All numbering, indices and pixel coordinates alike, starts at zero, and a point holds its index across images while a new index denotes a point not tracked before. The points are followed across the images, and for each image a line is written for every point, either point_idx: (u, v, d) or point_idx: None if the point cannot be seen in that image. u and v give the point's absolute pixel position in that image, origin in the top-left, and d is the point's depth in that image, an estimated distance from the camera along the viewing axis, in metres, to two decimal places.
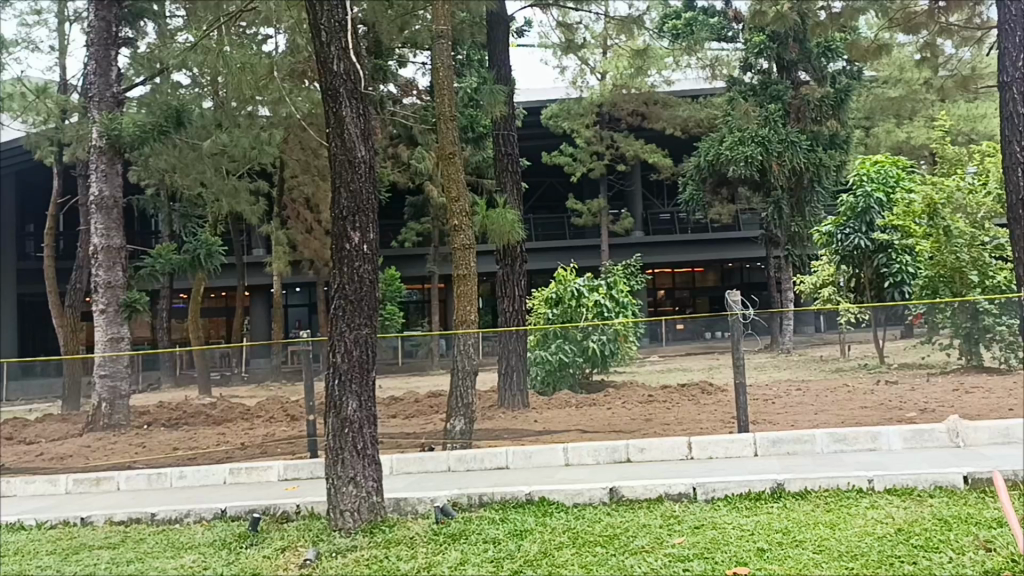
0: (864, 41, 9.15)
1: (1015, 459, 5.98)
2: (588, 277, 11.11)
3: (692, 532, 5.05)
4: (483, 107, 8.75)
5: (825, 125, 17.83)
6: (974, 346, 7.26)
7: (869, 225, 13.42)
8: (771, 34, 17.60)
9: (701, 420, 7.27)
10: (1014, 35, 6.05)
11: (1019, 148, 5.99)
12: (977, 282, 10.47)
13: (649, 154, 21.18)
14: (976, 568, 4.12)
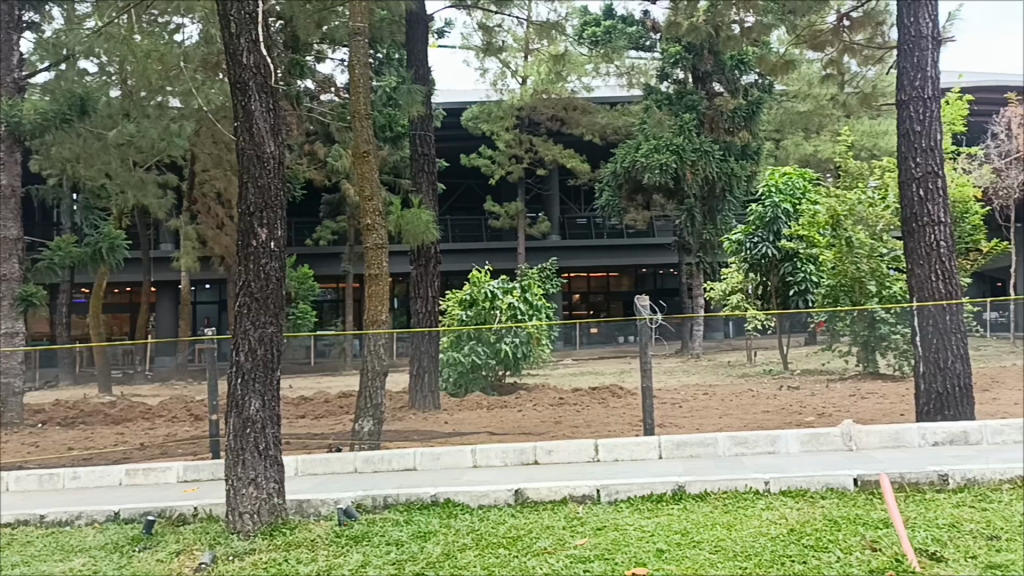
0: (772, 55, 9.38)
1: (903, 463, 6.23)
2: (503, 279, 11.17)
3: (594, 533, 5.12)
4: (399, 107, 8.66)
5: (737, 136, 18.41)
6: (870, 354, 7.64)
7: (776, 235, 13.79)
8: (687, 45, 17.98)
9: (609, 423, 7.37)
10: (911, 56, 6.93)
11: (913, 164, 6.89)
12: (875, 292, 10.97)
13: (566, 159, 21.35)
14: (862, 567, 4.28)
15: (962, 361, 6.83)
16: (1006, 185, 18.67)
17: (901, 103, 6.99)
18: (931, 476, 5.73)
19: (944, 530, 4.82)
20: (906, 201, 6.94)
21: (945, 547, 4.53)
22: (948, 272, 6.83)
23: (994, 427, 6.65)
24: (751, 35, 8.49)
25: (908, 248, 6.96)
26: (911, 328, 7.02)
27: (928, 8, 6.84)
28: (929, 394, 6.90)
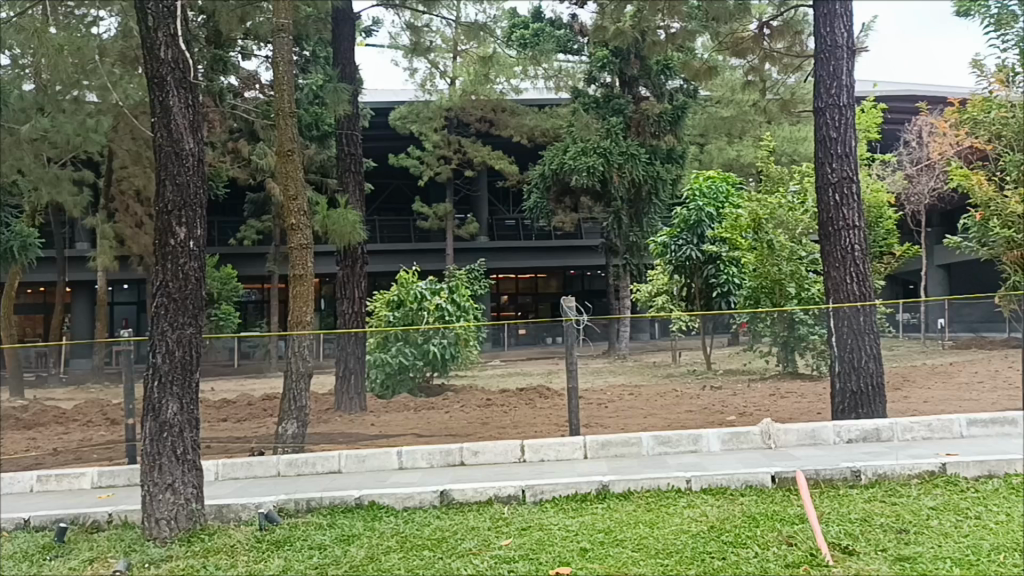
0: (695, 61, 9.56)
1: (819, 460, 6.40)
2: (430, 280, 11.13)
3: (519, 534, 5.13)
4: (325, 106, 8.56)
5: (662, 140, 18.74)
6: (790, 354, 7.69)
7: (700, 238, 14.07)
8: (613, 49, 18.20)
9: (535, 423, 7.42)
10: (827, 65, 7.14)
11: (829, 169, 7.09)
12: (794, 294, 11.32)
13: (495, 161, 21.40)
14: (779, 562, 4.39)
15: (875, 361, 7.06)
16: (917, 191, 19.41)
17: (818, 110, 7.19)
18: (844, 472, 5.91)
19: (856, 524, 4.98)
20: (823, 205, 7.15)
21: (857, 541, 4.68)
22: (862, 274, 7.06)
23: (905, 424, 6.90)
24: (674, 41, 8.62)
25: (825, 250, 7.15)
26: (827, 329, 7.19)
27: (843, 18, 7.05)
28: (844, 393, 7.11)
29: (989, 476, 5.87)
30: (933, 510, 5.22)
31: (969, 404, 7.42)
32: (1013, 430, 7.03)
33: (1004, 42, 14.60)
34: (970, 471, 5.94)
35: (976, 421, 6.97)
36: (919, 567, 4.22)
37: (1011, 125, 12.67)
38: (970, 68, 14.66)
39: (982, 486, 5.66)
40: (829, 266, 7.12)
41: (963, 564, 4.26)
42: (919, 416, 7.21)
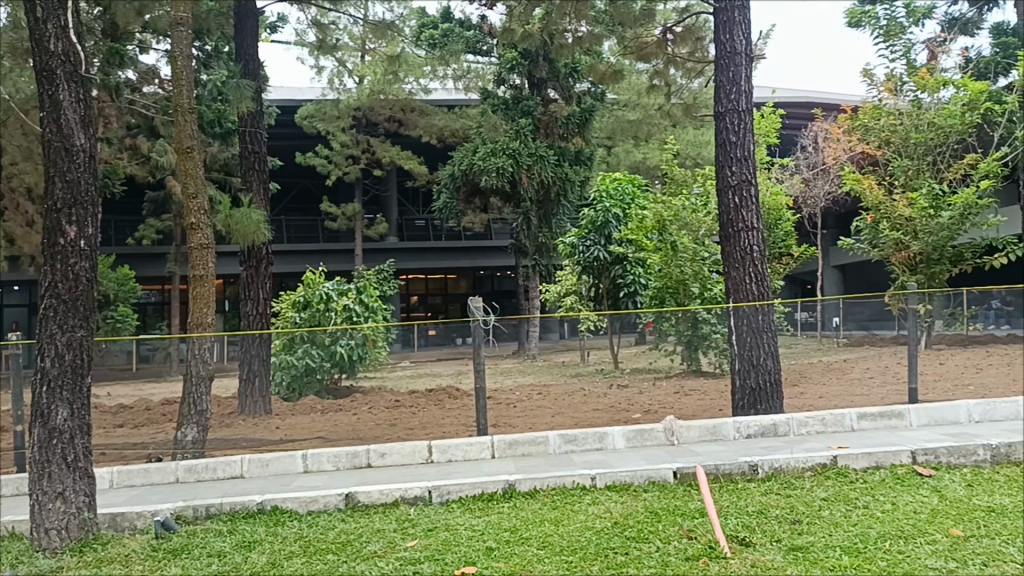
0: (601, 64, 9.69)
1: (719, 456, 6.58)
2: (337, 280, 10.94)
3: (425, 535, 5.12)
4: (228, 102, 8.35)
5: (571, 142, 18.98)
6: (694, 352, 7.88)
7: (607, 238, 14.30)
8: (522, 51, 18.28)
9: (443, 424, 7.33)
10: (727, 71, 7.33)
11: (730, 172, 7.28)
12: (698, 294, 11.60)
13: (404, 160, 21.30)
14: (679, 555, 4.49)
15: (773, 358, 7.27)
16: (814, 195, 20.13)
17: (719, 115, 7.37)
18: (742, 467, 6.08)
19: (752, 516, 5.14)
20: (723, 207, 7.33)
21: (753, 533, 4.83)
22: (760, 274, 7.27)
23: (800, 419, 7.15)
24: (582, 44, 8.70)
25: (726, 250, 7.33)
26: (728, 328, 7.38)
27: (741, 26, 7.26)
28: (743, 389, 7.30)
29: (877, 467, 6.13)
30: (825, 501, 5.43)
31: (861, 399, 7.72)
32: (899, 423, 7.36)
33: (892, 52, 15.33)
34: (859, 462, 6.19)
35: (865, 416, 7.27)
36: (811, 556, 4.39)
37: (898, 131, 13.33)
38: (861, 76, 15.32)
39: (870, 477, 5.92)
40: (730, 267, 7.30)
41: (852, 552, 4.44)
42: (812, 411, 7.49)
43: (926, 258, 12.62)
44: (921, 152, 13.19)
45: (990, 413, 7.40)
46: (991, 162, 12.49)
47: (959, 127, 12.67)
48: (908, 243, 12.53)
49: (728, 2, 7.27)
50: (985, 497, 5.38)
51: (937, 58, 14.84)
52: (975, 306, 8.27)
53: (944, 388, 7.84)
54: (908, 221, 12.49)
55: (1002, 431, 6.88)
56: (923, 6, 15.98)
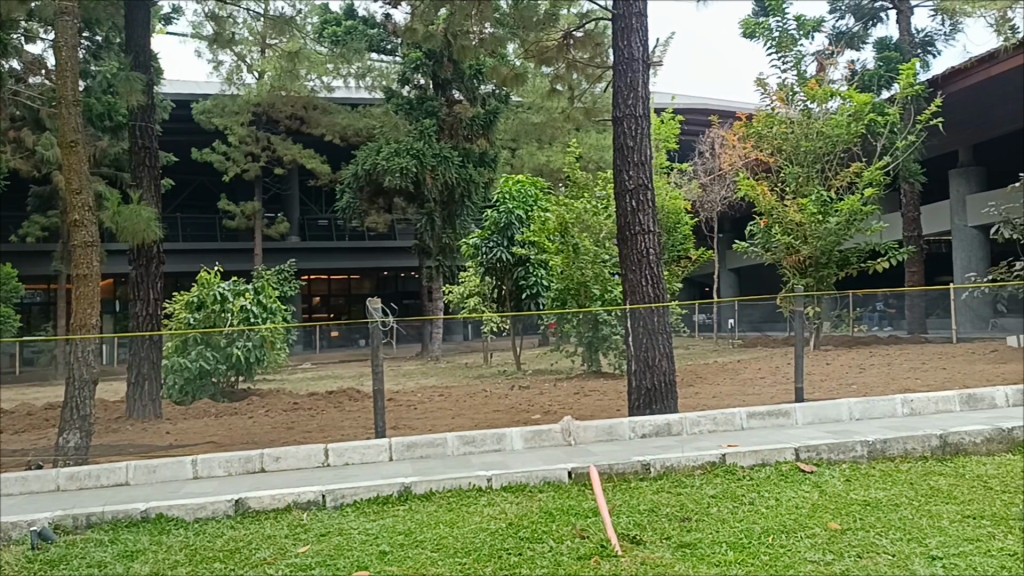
0: (503, 68, 9.71)
1: (615, 455, 6.62)
2: (233, 281, 10.67)
3: (317, 540, 5.03)
4: (117, 95, 8.02)
5: (475, 143, 19.00)
6: (593, 353, 8.29)
7: (509, 240, 14.36)
8: (426, 52, 18.20)
9: (343, 426, 7.14)
10: (625, 76, 7.44)
11: (627, 176, 7.36)
12: (598, 295, 11.79)
13: (306, 159, 20.98)
14: (571, 554, 4.54)
15: (668, 359, 7.37)
16: (710, 200, 20.64)
17: (617, 119, 7.44)
18: (635, 466, 6.17)
19: (643, 515, 5.24)
20: (621, 211, 7.40)
21: (644, 531, 4.92)
22: (656, 277, 7.40)
23: (692, 418, 7.23)
24: (484, 47, 8.69)
25: (623, 253, 7.41)
26: (625, 328, 7.45)
27: (638, 32, 7.37)
28: (639, 390, 7.38)
29: (763, 465, 6.30)
30: (713, 498, 5.57)
31: (753, 398, 7.89)
32: (786, 421, 7.51)
33: (784, 63, 15.88)
34: (747, 460, 6.36)
35: (754, 415, 7.40)
36: (698, 552, 4.50)
37: (789, 139, 13.79)
38: (755, 85, 15.80)
39: (756, 474, 6.10)
40: (627, 270, 7.41)
41: (736, 547, 4.57)
42: (705, 411, 7.58)
43: (815, 262, 13.10)
44: (811, 160, 13.71)
45: (870, 411, 7.61)
46: (875, 170, 13.04)
47: (846, 137, 13.21)
48: (798, 247, 13.01)
49: (626, 9, 7.38)
50: (862, 490, 5.62)
51: (825, 70, 15.44)
52: (860, 307, 9.04)
53: (830, 387, 8.07)
54: (798, 226, 12.95)
55: (881, 429, 7.13)
56: (812, 20, 16.60)
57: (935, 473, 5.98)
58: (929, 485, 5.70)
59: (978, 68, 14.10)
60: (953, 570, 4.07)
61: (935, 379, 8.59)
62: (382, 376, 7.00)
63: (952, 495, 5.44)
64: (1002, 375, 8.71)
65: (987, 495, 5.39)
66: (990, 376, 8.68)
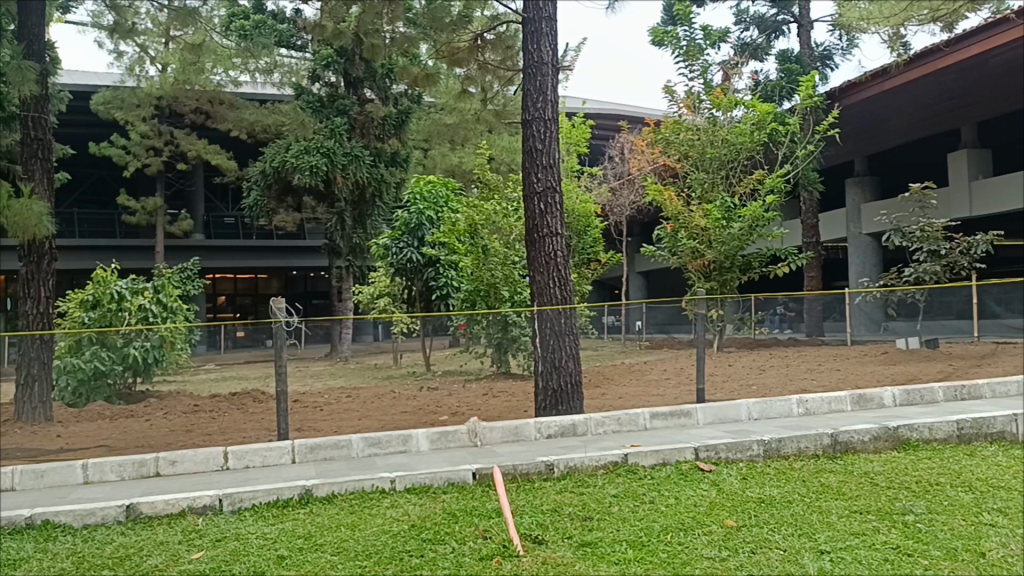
0: (413, 68, 9.59)
1: (521, 456, 6.55)
2: (131, 279, 10.25)
3: (212, 545, 4.88)
4: (7, 84, 7.64)
5: (386, 143, 18.79)
6: (502, 354, 8.45)
7: (419, 241, 14.23)
8: (338, 49, 17.86)
9: (244, 429, 6.78)
10: (533, 79, 7.44)
11: (536, 178, 7.34)
12: (508, 296, 11.81)
13: (211, 155, 20.45)
14: (472, 555, 4.53)
15: (574, 361, 7.37)
16: (619, 204, 20.89)
17: (527, 122, 7.42)
18: (539, 466, 6.19)
19: (546, 515, 5.26)
20: (529, 213, 7.37)
21: (546, 530, 4.94)
22: (563, 279, 7.40)
23: (597, 419, 7.23)
24: (395, 46, 8.56)
25: (531, 256, 7.39)
26: (533, 330, 7.42)
27: (547, 37, 7.40)
28: (546, 391, 7.37)
29: (663, 464, 6.39)
30: (614, 497, 5.64)
31: (657, 399, 7.98)
32: (688, 421, 7.57)
33: (691, 71, 16.25)
34: (648, 460, 6.44)
35: (657, 415, 7.43)
36: (598, 551, 4.54)
37: (696, 146, 14.11)
38: (662, 93, 16.10)
39: (657, 473, 6.19)
40: (534, 272, 7.40)
41: (636, 545, 4.64)
42: (609, 411, 7.58)
43: (719, 266, 13.42)
44: (715, 166, 14.04)
45: (768, 410, 7.76)
46: (776, 178, 13.44)
47: (749, 145, 13.70)
48: (703, 251, 13.27)
49: (536, 13, 7.41)
50: (757, 489, 5.77)
51: (730, 79, 15.83)
52: (761, 311, 9.36)
53: (731, 388, 8.13)
54: (703, 231, 13.23)
55: (779, 429, 7.26)
56: (718, 31, 17.03)
57: (827, 471, 6.18)
58: (821, 482, 5.89)
59: (872, 82, 14.70)
60: (838, 563, 4.21)
61: (832, 379, 8.83)
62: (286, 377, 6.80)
63: (841, 491, 5.63)
64: (891, 377, 8.78)
65: (873, 491, 5.59)
66: (882, 376, 9.01)
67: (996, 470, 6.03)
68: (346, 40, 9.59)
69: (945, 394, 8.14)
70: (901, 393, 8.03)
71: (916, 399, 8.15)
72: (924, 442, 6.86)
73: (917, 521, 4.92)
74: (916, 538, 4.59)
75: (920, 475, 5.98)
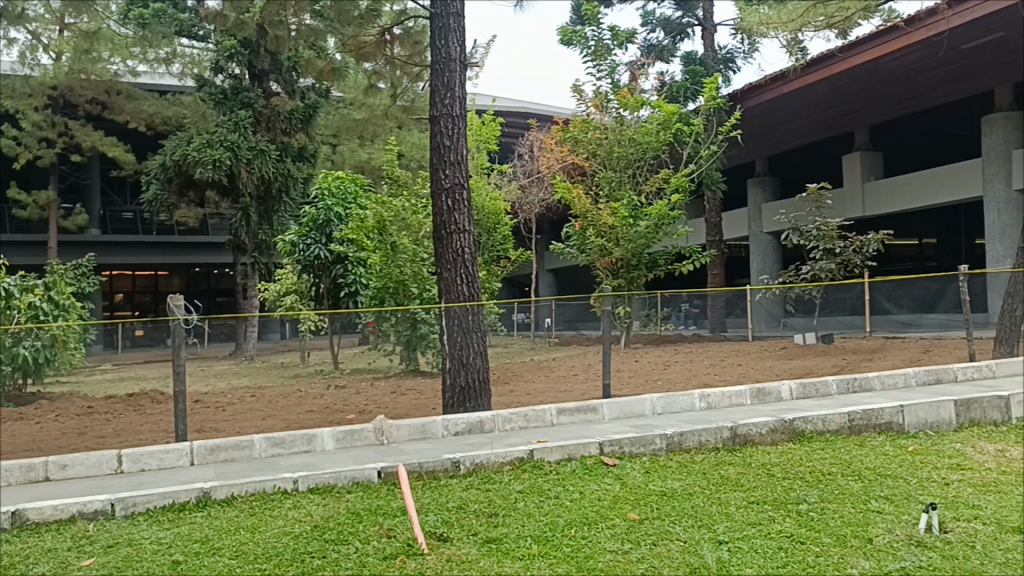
0: (319, 61, 9.37)
1: (427, 454, 6.49)
2: (20, 276, 9.76)
3: (104, 552, 4.67)
4: None
5: (293, 137, 18.38)
6: (411, 352, 8.00)
7: (328, 237, 13.96)
8: (242, 39, 17.29)
9: (141, 430, 6.45)
10: (440, 76, 7.37)
11: (444, 175, 7.27)
12: (416, 294, 11.71)
13: (108, 147, 19.70)
14: (376, 555, 4.46)
15: (481, 357, 7.35)
16: (529, 202, 20.98)
17: (434, 118, 7.33)
18: (445, 464, 6.16)
19: (451, 512, 5.23)
20: (436, 210, 7.30)
21: (451, 528, 4.91)
22: (471, 276, 7.36)
23: (504, 415, 7.21)
24: (300, 38, 8.33)
25: (439, 253, 7.30)
26: (440, 327, 7.38)
27: (455, 33, 7.33)
28: (453, 388, 7.32)
29: (569, 459, 6.43)
30: (520, 493, 5.65)
31: (565, 395, 8.02)
32: (593, 416, 7.61)
33: (599, 71, 16.42)
34: (553, 455, 6.46)
35: (564, 411, 7.46)
36: (503, 547, 4.54)
37: (604, 145, 14.27)
38: (570, 92, 16.23)
39: (563, 468, 6.22)
40: (443, 271, 7.34)
41: (540, 540, 4.65)
42: (517, 408, 7.58)
43: (626, 264, 13.59)
44: (622, 165, 14.23)
45: (672, 405, 7.88)
46: (681, 177, 13.70)
47: (655, 144, 13.93)
48: (610, 249, 13.45)
49: (444, 8, 7.34)
50: (660, 482, 5.85)
51: (636, 80, 16.05)
52: (667, 307, 9.88)
53: (636, 383, 8.24)
54: (611, 229, 13.37)
55: (682, 423, 7.38)
56: (625, 31, 17.24)
57: (726, 463, 6.33)
58: (721, 474, 6.02)
59: (772, 85, 15.15)
60: (736, 553, 4.30)
61: (734, 373, 9.04)
62: (185, 377, 6.57)
63: (740, 483, 5.77)
64: (789, 370, 9.01)
65: (769, 482, 5.75)
66: (783, 369, 9.25)
67: (883, 459, 6.27)
68: (248, 31, 9.32)
69: (837, 387, 8.40)
70: (797, 386, 8.23)
71: (812, 392, 8.38)
72: (817, 433, 7.06)
73: (809, 510, 5.07)
74: (809, 527, 4.73)
75: (813, 464, 6.19)
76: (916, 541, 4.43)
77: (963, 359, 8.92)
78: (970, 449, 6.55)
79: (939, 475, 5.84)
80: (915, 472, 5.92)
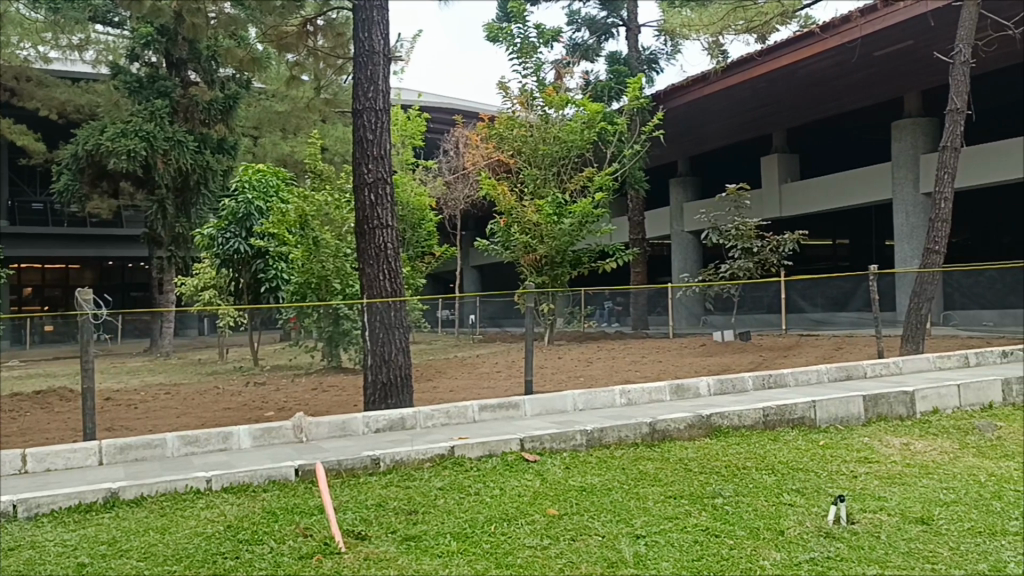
0: (238, 50, 9.13)
1: (346, 451, 6.37)
2: None
3: (3, 556, 4.46)
4: None
5: (212, 129, 17.87)
6: (334, 348, 8.17)
7: (248, 231, 13.58)
8: (159, 27, 16.78)
9: (47, 430, 6.24)
10: (364, 68, 7.23)
11: (367, 168, 7.15)
12: (339, 290, 11.54)
13: (17, 135, 18.88)
14: (292, 554, 4.35)
15: (403, 354, 7.27)
16: (454, 198, 20.91)
17: (358, 111, 7.20)
18: (364, 461, 6.05)
19: (370, 510, 5.15)
20: (359, 204, 7.17)
21: (370, 526, 4.84)
22: (393, 271, 7.26)
23: (426, 411, 7.14)
24: (218, 25, 8.06)
25: (361, 247, 7.16)
26: (362, 323, 7.27)
27: (379, 25, 7.20)
28: (374, 384, 7.22)
29: (489, 456, 6.41)
30: (440, 491, 5.59)
31: (488, 392, 7.99)
32: (515, 413, 7.59)
33: (525, 69, 16.44)
34: (474, 451, 6.43)
35: (486, 407, 7.42)
36: (422, 544, 4.49)
37: (529, 142, 14.28)
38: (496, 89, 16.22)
39: (483, 465, 6.19)
40: (364, 266, 7.20)
41: (460, 537, 4.61)
42: (439, 404, 7.52)
43: (550, 261, 13.63)
44: (547, 163, 14.27)
45: (593, 401, 7.92)
46: (605, 175, 13.81)
47: (579, 143, 14.03)
48: (534, 246, 13.48)
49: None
50: (580, 478, 5.87)
51: (562, 79, 16.12)
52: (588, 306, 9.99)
53: (559, 379, 8.22)
54: (536, 226, 13.40)
55: (604, 419, 7.41)
56: (551, 30, 17.29)
57: (644, 458, 6.39)
58: (640, 469, 6.08)
59: (694, 86, 15.38)
60: (653, 548, 4.33)
61: (656, 369, 9.13)
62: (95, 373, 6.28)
63: (659, 477, 5.83)
64: (709, 367, 9.14)
65: (686, 477, 5.82)
66: (703, 365, 9.39)
67: (795, 453, 6.43)
68: (165, 17, 9.01)
69: (754, 383, 8.56)
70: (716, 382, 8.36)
71: (729, 388, 8.53)
72: (734, 429, 7.18)
73: (724, 503, 5.16)
74: (724, 520, 4.81)
75: (728, 459, 6.29)
76: (825, 532, 4.55)
77: (873, 356, 9.19)
78: (878, 443, 6.76)
79: (847, 468, 6.00)
80: (825, 466, 6.07)
